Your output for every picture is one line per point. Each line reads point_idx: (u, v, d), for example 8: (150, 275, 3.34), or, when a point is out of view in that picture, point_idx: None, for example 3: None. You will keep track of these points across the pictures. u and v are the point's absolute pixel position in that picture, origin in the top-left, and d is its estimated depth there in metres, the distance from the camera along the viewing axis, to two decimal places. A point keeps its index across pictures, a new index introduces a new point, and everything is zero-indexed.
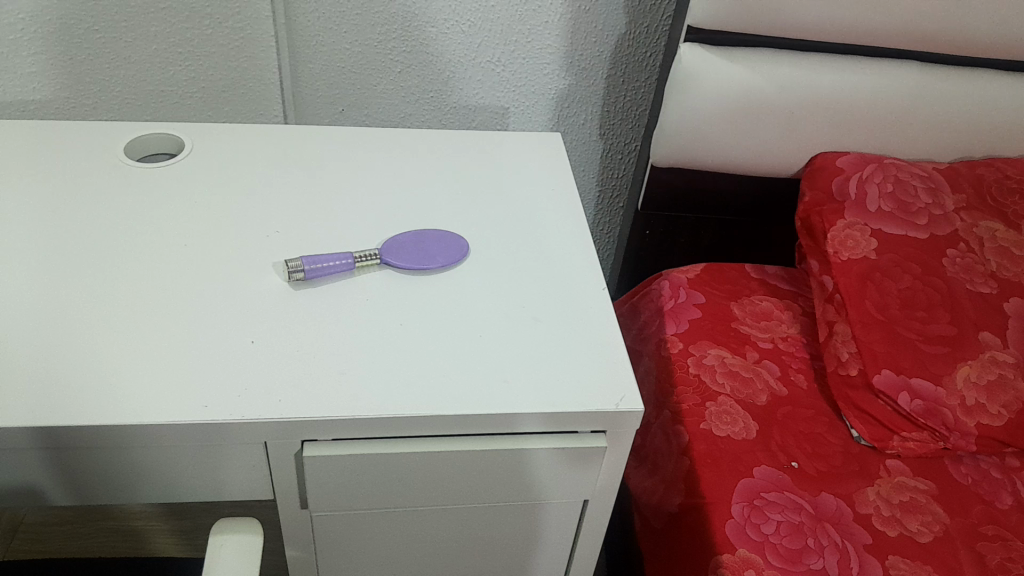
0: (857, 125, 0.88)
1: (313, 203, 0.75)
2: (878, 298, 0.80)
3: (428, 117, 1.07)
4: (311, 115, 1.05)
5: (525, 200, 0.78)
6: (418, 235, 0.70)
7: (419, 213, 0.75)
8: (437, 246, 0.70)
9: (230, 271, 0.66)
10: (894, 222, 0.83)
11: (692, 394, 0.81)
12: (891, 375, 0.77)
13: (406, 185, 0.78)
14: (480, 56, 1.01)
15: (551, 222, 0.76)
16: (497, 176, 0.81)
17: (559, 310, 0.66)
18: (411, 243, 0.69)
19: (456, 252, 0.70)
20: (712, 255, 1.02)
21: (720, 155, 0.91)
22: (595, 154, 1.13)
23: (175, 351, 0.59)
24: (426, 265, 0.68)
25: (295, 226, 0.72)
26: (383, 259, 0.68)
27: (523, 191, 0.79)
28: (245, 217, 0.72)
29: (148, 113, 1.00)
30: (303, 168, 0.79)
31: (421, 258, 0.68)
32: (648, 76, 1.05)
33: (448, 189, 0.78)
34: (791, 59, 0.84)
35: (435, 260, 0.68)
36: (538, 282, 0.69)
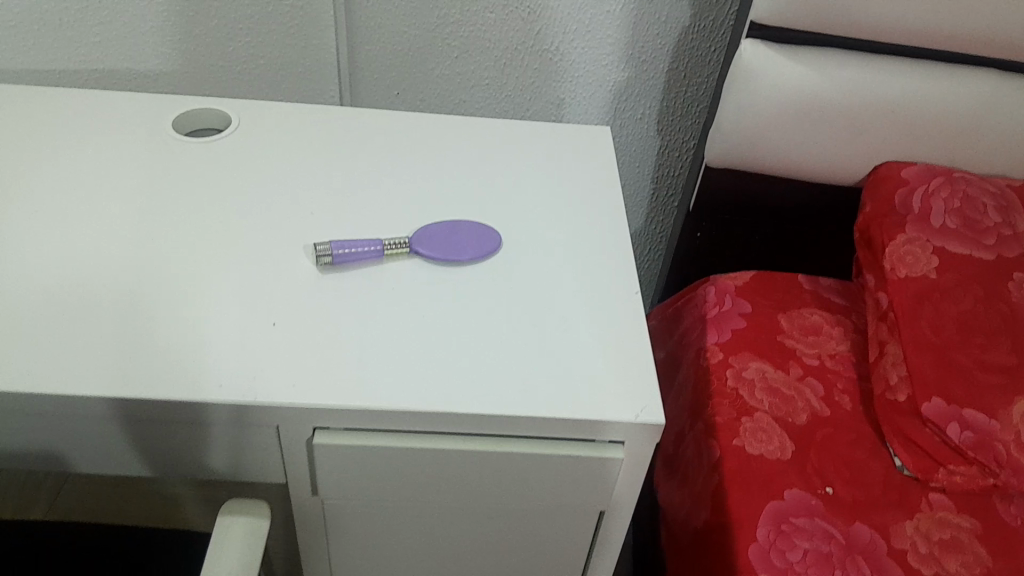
0: (929, 135, 0.83)
1: (348, 187, 0.74)
2: (934, 320, 0.75)
3: (483, 104, 1.08)
4: (370, 98, 1.08)
5: (567, 198, 0.76)
6: (452, 222, 0.69)
7: (460, 203, 0.74)
8: (471, 238, 0.68)
9: (262, 247, 0.67)
10: (958, 239, 0.78)
11: (728, 408, 0.77)
12: (941, 404, 0.72)
13: (451, 173, 0.77)
14: (538, 44, 1.02)
15: (592, 223, 0.73)
16: (542, 170, 0.79)
17: (590, 311, 0.64)
18: (444, 231, 0.68)
19: (489, 245, 0.68)
20: (765, 262, 0.98)
21: (778, 159, 0.87)
22: (651, 150, 1.10)
23: (200, 317, 0.60)
24: (454, 256, 0.66)
25: (329, 209, 0.71)
26: (413, 248, 0.67)
27: (565, 187, 0.77)
28: (282, 196, 0.72)
29: (207, 86, 1.02)
30: (345, 150, 0.79)
31: (450, 249, 0.67)
32: (711, 71, 1.02)
33: (493, 180, 0.77)
34: (860, 63, 0.80)
35: (465, 252, 0.67)
36: (572, 281, 0.67)
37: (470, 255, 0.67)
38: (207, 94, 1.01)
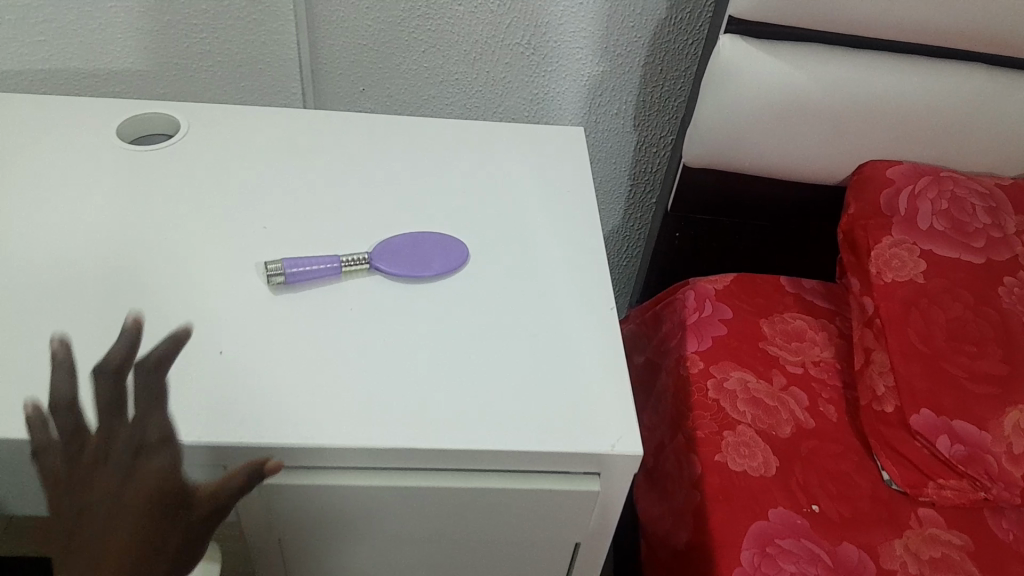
0: (915, 133, 0.80)
1: (305, 197, 0.70)
2: (923, 328, 0.72)
3: (453, 100, 1.05)
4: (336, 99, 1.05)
5: (538, 207, 0.72)
6: (416, 234, 0.65)
7: (423, 214, 0.69)
8: (435, 251, 0.64)
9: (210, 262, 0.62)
10: (947, 242, 0.75)
11: (709, 421, 0.74)
12: (931, 416, 0.70)
13: (414, 181, 0.73)
14: (508, 37, 0.98)
15: (565, 233, 0.69)
16: (512, 176, 0.75)
17: (562, 327, 0.61)
18: (406, 245, 0.64)
19: (454, 259, 0.64)
20: (746, 263, 0.94)
21: (758, 159, 0.83)
22: (627, 146, 1.06)
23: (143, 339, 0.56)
24: (416, 272, 0.62)
25: (285, 223, 0.67)
26: (373, 264, 0.63)
27: (537, 193, 0.73)
28: (234, 208, 0.68)
29: (162, 84, 0.98)
30: (303, 156, 0.74)
31: (412, 265, 0.63)
32: (689, 64, 0.98)
33: (458, 188, 0.73)
34: (842, 58, 0.77)
35: (429, 267, 0.63)
36: (542, 296, 0.63)
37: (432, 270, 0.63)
38: (162, 94, 0.98)
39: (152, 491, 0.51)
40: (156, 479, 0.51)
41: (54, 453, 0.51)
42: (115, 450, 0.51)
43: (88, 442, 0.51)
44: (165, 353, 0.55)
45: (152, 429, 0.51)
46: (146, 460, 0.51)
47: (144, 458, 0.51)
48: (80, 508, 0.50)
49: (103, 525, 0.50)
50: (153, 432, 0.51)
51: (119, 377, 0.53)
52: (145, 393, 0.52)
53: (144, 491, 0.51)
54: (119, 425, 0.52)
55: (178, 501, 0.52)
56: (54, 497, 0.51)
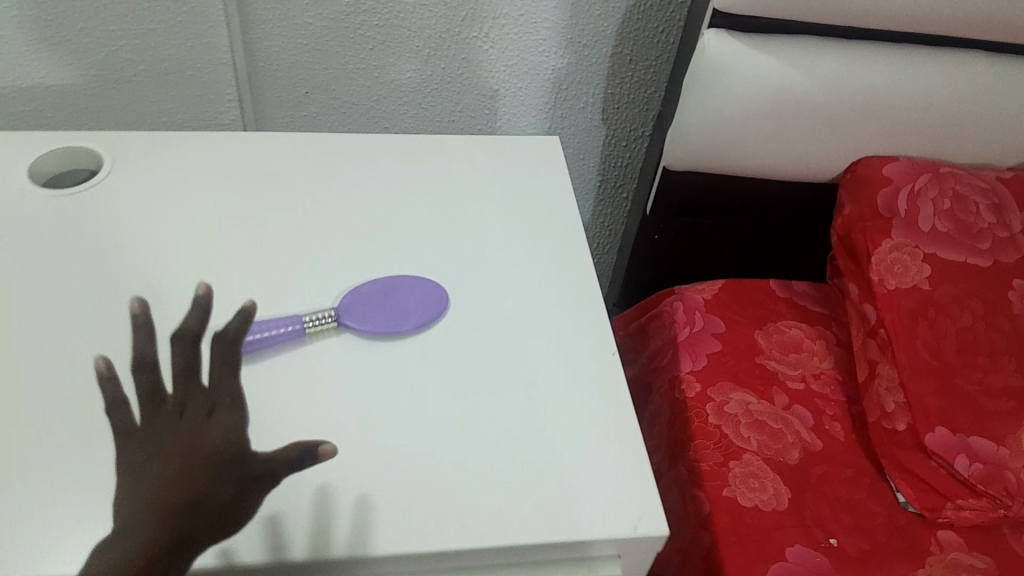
0: (909, 127, 0.76)
1: (256, 238, 0.61)
2: (931, 339, 0.69)
3: (407, 99, 0.97)
4: (272, 115, 0.97)
5: (516, 238, 0.65)
6: (387, 281, 0.58)
7: (390, 254, 0.62)
8: (411, 299, 0.57)
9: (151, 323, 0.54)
10: (951, 246, 0.71)
11: (713, 452, 0.69)
12: (946, 434, 0.66)
13: (376, 211, 0.65)
14: (464, 32, 0.90)
15: (551, 263, 0.63)
16: (484, 202, 0.68)
17: (558, 383, 0.55)
18: (376, 296, 0.57)
19: (433, 308, 0.57)
20: (729, 263, 0.89)
21: (746, 160, 0.78)
22: (596, 141, 1.00)
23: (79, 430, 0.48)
24: (390, 329, 0.55)
25: (236, 273, 0.59)
26: (341, 322, 0.55)
27: (516, 218, 0.67)
28: (174, 257, 0.59)
29: (81, 98, 0.90)
30: (249, 187, 0.66)
31: (385, 321, 0.56)
32: (660, 53, 0.91)
33: (425, 219, 0.65)
34: (834, 51, 0.71)
35: (407, 320, 0.56)
36: (531, 346, 0.57)
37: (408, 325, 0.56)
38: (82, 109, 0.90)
39: (214, 424, 0.48)
40: (219, 439, 0.48)
41: (126, 424, 0.48)
42: (192, 404, 0.49)
43: (165, 394, 0.49)
44: (235, 334, 0.53)
45: (215, 421, 0.49)
46: (219, 414, 0.49)
47: (213, 417, 0.49)
48: (147, 429, 0.48)
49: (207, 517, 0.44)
50: (223, 394, 0.50)
51: (198, 346, 0.53)
52: (224, 370, 0.51)
53: (191, 436, 0.48)
54: (194, 389, 0.50)
55: (226, 433, 0.48)
56: (134, 445, 0.47)
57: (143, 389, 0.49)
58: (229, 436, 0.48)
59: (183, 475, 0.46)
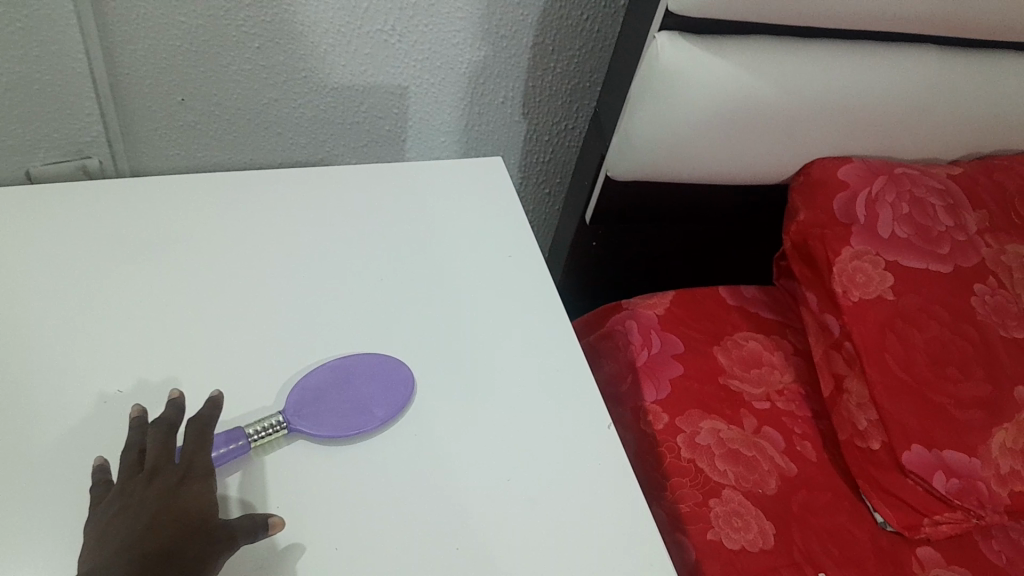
0: (859, 127, 0.73)
1: (177, 332, 0.53)
2: (900, 351, 0.66)
3: (302, 102, 0.83)
4: (148, 150, 0.82)
5: (457, 294, 0.59)
6: (343, 372, 0.52)
7: (323, 329, 0.55)
8: (371, 388, 0.51)
9: (51, 459, 0.45)
10: (913, 251, 0.69)
11: (691, 492, 0.65)
12: (923, 452, 0.64)
13: (298, 279, 0.58)
14: (367, 24, 0.78)
15: (517, 324, 0.58)
16: (417, 252, 0.62)
17: (540, 466, 0.50)
18: (331, 391, 0.50)
19: (395, 400, 0.51)
20: (667, 264, 0.85)
21: (697, 167, 0.73)
22: (517, 136, 0.93)
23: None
24: (348, 431, 0.48)
25: (160, 376, 0.50)
26: (293, 428, 0.48)
27: (468, 273, 0.61)
28: (78, 363, 0.50)
29: None
30: (156, 262, 0.57)
31: (342, 422, 0.49)
32: (583, 42, 0.85)
33: (354, 283, 0.59)
34: (791, 51, 0.66)
35: (372, 415, 0.49)
36: (500, 423, 0.51)
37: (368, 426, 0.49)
38: None
39: (191, 494, 0.41)
40: (197, 505, 0.40)
41: (101, 494, 0.42)
42: (165, 472, 0.42)
43: (148, 460, 0.43)
44: (208, 416, 0.46)
45: (192, 490, 0.41)
46: (192, 484, 0.41)
47: (188, 486, 0.41)
48: (115, 497, 0.41)
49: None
50: (201, 463, 0.43)
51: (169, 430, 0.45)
52: (200, 445, 0.44)
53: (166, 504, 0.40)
54: (167, 458, 0.43)
55: (201, 506, 0.41)
56: (105, 511, 0.40)
57: (122, 464, 0.43)
58: (207, 510, 0.41)
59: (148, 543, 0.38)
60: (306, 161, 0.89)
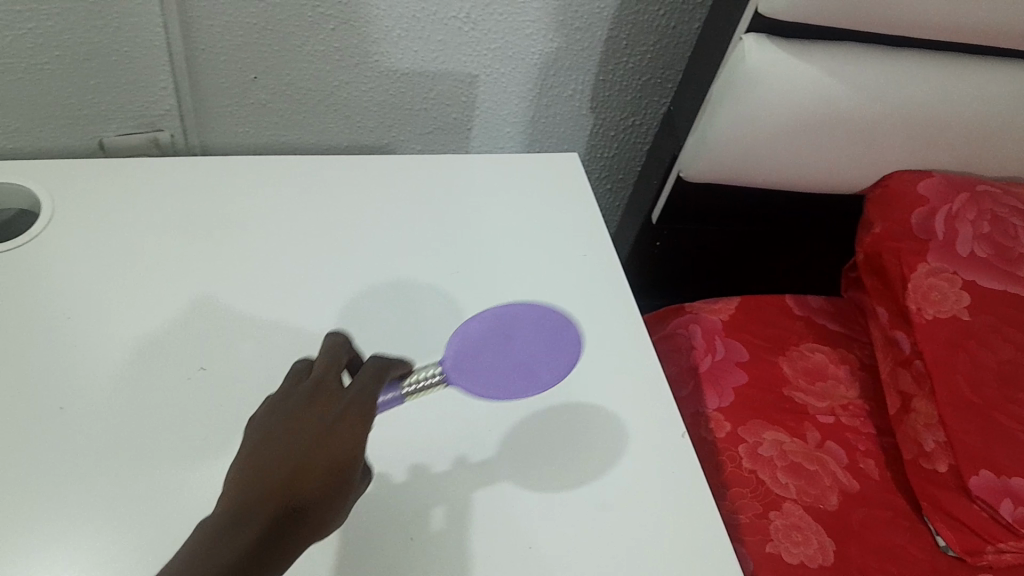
0: (942, 141, 0.71)
1: (257, 322, 0.55)
2: (971, 373, 0.65)
3: (372, 85, 0.82)
4: (219, 124, 0.82)
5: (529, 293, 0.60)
6: (512, 317, 0.46)
7: (399, 324, 0.56)
8: (530, 340, 0.45)
9: (138, 437, 0.48)
10: (990, 271, 0.67)
11: (751, 502, 0.64)
12: (989, 476, 0.61)
13: (375, 273, 0.60)
14: (441, 11, 0.77)
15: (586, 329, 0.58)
16: (493, 245, 0.63)
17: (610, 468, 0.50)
18: (495, 345, 0.45)
19: (562, 360, 0.45)
20: (731, 267, 0.85)
21: (771, 173, 0.72)
22: (583, 129, 0.92)
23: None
24: (509, 396, 0.44)
25: (235, 365, 0.52)
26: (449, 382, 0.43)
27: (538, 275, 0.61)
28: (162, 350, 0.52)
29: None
30: (236, 256, 0.59)
31: (505, 386, 0.44)
32: (658, 38, 0.83)
33: (426, 279, 0.60)
34: (882, 59, 0.64)
35: (539, 374, 0.44)
36: (571, 421, 0.52)
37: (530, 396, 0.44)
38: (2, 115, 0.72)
39: (333, 432, 0.38)
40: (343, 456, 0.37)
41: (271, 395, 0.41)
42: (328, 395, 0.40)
43: (317, 375, 0.41)
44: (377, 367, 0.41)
45: (335, 429, 0.38)
46: (342, 427, 0.38)
47: (332, 428, 0.38)
48: (270, 411, 0.39)
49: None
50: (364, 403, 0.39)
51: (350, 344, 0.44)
52: (375, 374, 0.41)
53: (297, 457, 0.36)
54: (332, 383, 0.41)
55: (333, 457, 0.37)
56: (266, 412, 0.39)
57: (295, 371, 0.42)
58: (347, 463, 0.37)
59: (259, 496, 0.35)
60: (372, 144, 0.89)
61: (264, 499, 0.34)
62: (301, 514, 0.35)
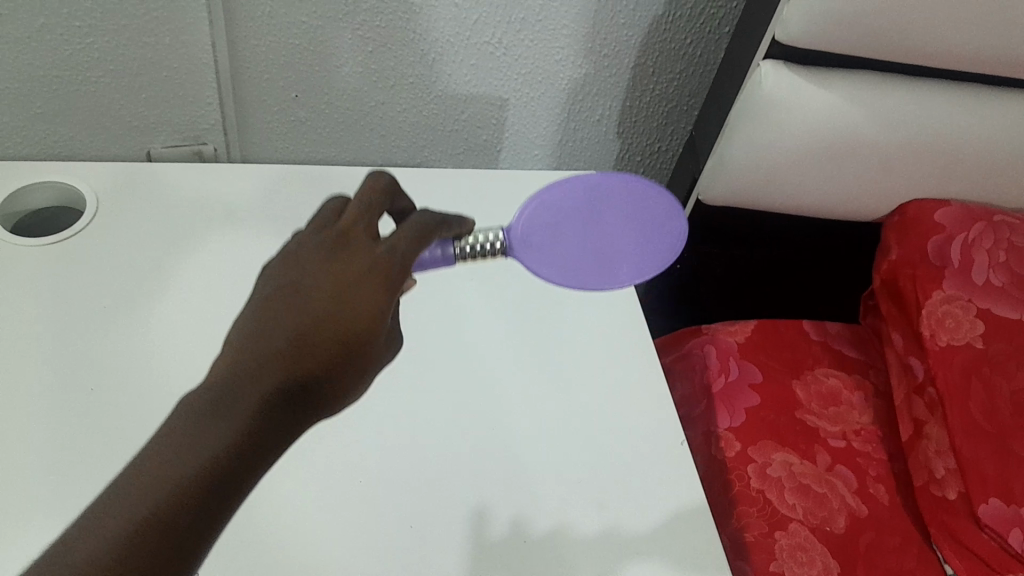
0: (961, 172, 0.72)
1: None
2: (985, 402, 0.65)
3: (406, 106, 0.86)
4: (259, 140, 0.86)
5: None
6: (600, 199, 0.52)
7: None
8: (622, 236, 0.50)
9: None
10: (1007, 300, 0.67)
11: (757, 521, 0.65)
12: (1000, 506, 0.61)
13: None
14: (475, 36, 0.80)
15: None
16: None
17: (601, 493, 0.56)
18: (574, 227, 0.50)
19: (652, 259, 0.50)
20: (753, 293, 0.86)
21: (789, 198, 0.74)
22: (609, 154, 0.94)
23: None
24: (579, 278, 0.49)
25: None
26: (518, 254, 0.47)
27: None
28: None
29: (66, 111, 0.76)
30: None
31: (574, 263, 0.49)
32: (685, 66, 0.85)
33: None
34: (900, 88, 0.65)
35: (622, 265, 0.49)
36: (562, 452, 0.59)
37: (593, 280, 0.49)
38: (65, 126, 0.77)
39: (353, 300, 0.36)
40: (361, 322, 0.36)
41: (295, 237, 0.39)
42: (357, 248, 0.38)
43: (345, 223, 0.39)
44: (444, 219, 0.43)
45: (355, 295, 0.36)
46: (365, 287, 0.36)
47: (356, 285, 0.36)
48: (288, 259, 0.37)
49: (242, 468, 0.32)
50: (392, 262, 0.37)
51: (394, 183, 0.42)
52: (414, 237, 0.39)
53: (314, 318, 0.35)
54: (364, 233, 0.39)
55: (353, 322, 0.35)
56: (287, 260, 0.37)
57: (327, 217, 0.40)
58: (365, 329, 0.36)
59: (269, 356, 0.34)
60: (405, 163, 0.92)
61: (274, 362, 0.34)
62: (308, 380, 0.34)
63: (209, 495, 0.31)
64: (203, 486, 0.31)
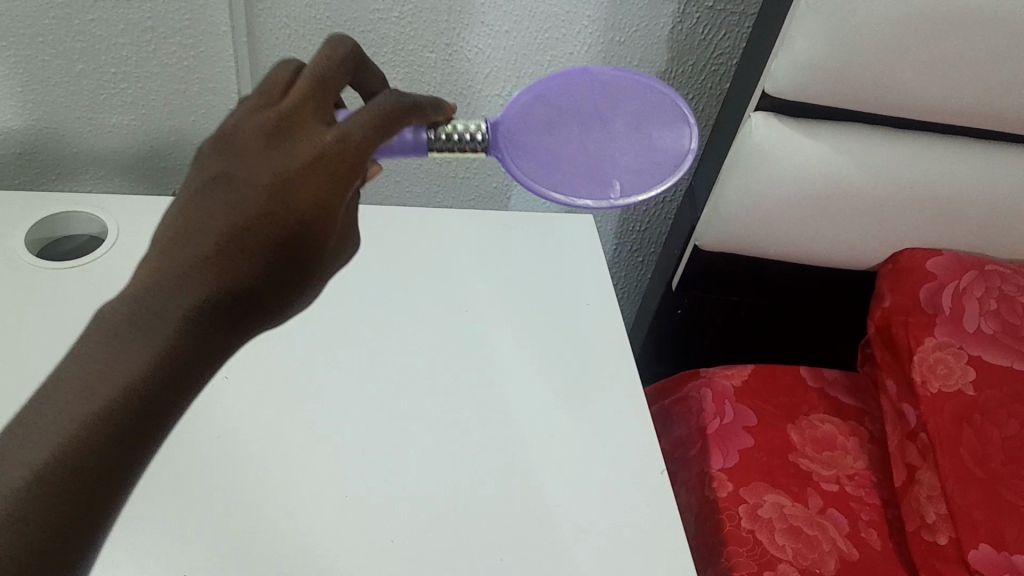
0: (952, 221, 0.73)
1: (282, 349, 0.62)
2: (976, 448, 0.65)
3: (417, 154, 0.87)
4: None
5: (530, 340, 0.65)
6: (611, 104, 0.51)
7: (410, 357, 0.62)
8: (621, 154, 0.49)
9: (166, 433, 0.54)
10: (998, 347, 0.68)
11: (747, 561, 0.65)
12: (991, 552, 0.61)
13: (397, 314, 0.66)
14: (485, 90, 0.80)
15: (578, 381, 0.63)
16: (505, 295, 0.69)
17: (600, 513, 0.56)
18: (570, 132, 0.50)
19: (641, 179, 0.49)
20: (751, 338, 0.88)
21: (784, 245, 0.76)
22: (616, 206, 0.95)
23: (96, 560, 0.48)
24: (552, 183, 0.48)
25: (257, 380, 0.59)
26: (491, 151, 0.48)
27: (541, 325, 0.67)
28: None
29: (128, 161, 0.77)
30: None
31: (554, 167, 0.49)
32: None
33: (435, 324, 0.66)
34: (889, 140, 0.68)
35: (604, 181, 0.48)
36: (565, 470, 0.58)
37: (581, 186, 0.48)
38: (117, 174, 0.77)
39: (291, 198, 0.35)
40: (300, 213, 0.35)
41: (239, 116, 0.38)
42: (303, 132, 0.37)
43: (290, 104, 0.38)
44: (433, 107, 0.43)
45: (295, 193, 0.35)
46: (304, 180, 0.36)
47: (297, 174, 0.36)
48: (228, 145, 0.37)
49: (171, 378, 0.33)
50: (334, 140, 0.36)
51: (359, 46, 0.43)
52: (365, 109, 0.38)
53: (248, 218, 0.35)
54: (307, 111, 0.38)
55: (293, 219, 0.35)
56: (227, 149, 0.37)
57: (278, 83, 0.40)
58: (306, 218, 0.35)
59: (196, 267, 0.34)
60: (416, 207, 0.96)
61: (204, 268, 0.34)
62: (242, 283, 0.34)
63: (144, 407, 0.32)
64: (136, 399, 0.32)
